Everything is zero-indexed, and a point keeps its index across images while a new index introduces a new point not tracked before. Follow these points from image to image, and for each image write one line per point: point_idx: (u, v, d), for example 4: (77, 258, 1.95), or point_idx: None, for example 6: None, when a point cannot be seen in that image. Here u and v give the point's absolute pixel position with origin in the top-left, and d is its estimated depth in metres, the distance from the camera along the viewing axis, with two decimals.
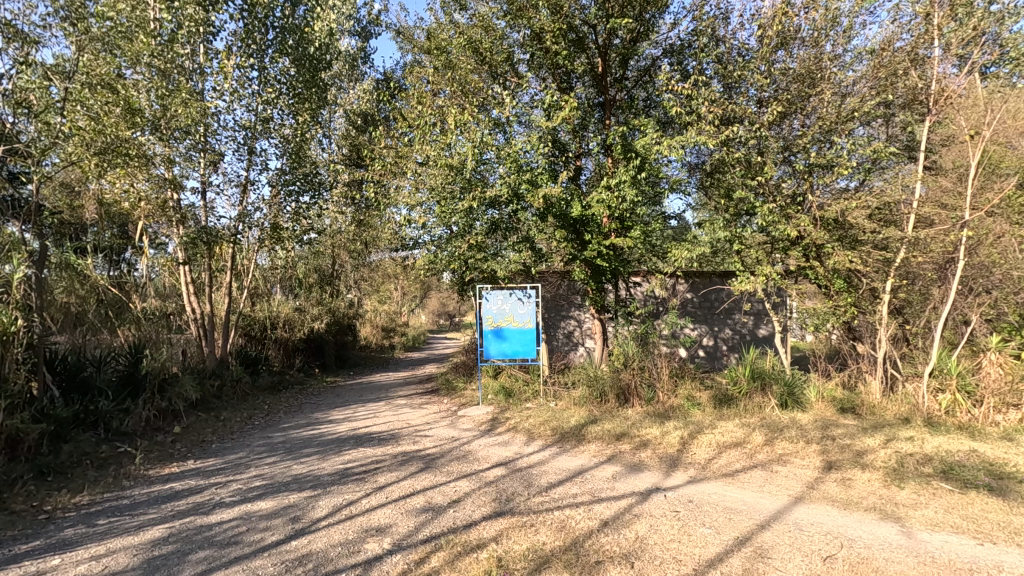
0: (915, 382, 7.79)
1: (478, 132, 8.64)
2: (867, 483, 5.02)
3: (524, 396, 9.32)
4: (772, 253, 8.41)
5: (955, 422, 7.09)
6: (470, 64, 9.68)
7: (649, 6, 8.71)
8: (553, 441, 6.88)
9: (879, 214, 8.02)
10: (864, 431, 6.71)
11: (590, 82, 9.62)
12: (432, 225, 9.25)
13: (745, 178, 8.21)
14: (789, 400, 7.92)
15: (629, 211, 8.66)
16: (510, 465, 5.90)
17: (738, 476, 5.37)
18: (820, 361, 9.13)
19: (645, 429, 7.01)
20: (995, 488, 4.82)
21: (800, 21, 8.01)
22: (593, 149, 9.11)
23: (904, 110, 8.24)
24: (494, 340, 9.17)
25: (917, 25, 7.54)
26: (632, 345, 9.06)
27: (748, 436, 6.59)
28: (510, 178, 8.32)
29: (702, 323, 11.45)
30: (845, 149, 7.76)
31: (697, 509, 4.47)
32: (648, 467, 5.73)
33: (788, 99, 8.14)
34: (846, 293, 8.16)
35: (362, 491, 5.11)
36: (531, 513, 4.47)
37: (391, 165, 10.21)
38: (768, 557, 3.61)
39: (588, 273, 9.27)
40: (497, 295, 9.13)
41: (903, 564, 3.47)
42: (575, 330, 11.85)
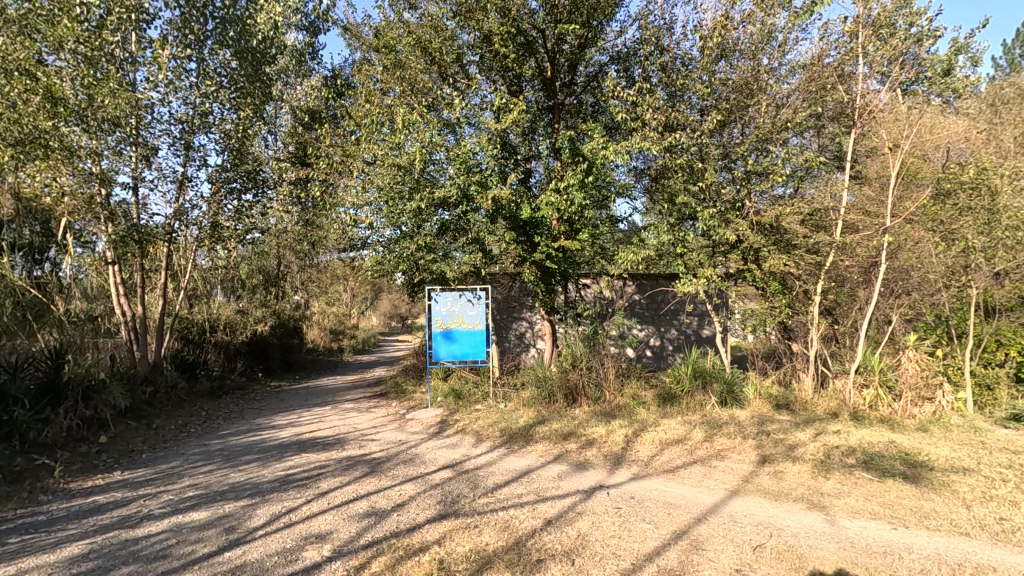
0: (844, 379, 8.25)
1: (427, 132, 8.59)
2: (797, 475, 5.29)
3: (473, 398, 9.29)
4: (713, 257, 8.72)
5: (877, 415, 7.57)
6: (420, 63, 9.57)
7: (596, 13, 8.88)
8: (501, 442, 6.89)
9: (811, 220, 8.43)
10: (796, 426, 7.07)
11: (539, 86, 9.70)
12: (380, 226, 9.11)
13: (688, 185, 8.49)
14: (728, 398, 8.24)
15: (578, 215, 8.82)
16: (457, 467, 5.87)
17: (679, 471, 5.54)
18: (758, 360, 9.54)
19: (591, 429, 7.13)
20: (909, 476, 5.18)
21: (738, 34, 8.36)
22: (543, 153, 9.19)
23: (833, 123, 8.74)
24: (443, 342, 9.10)
25: (844, 43, 8.03)
26: (580, 346, 9.21)
27: (689, 432, 6.81)
28: (459, 179, 8.32)
29: (649, 324, 11.76)
30: (780, 157, 8.11)
31: (638, 506, 4.58)
32: (593, 465, 5.83)
33: (728, 108, 8.47)
34: (781, 295, 8.57)
35: (302, 498, 4.95)
36: (476, 514, 4.47)
37: (338, 164, 9.98)
38: (704, 549, 3.74)
39: (538, 274, 9.36)
40: (447, 296, 9.09)
41: (825, 550, 3.68)
42: (526, 331, 11.91)
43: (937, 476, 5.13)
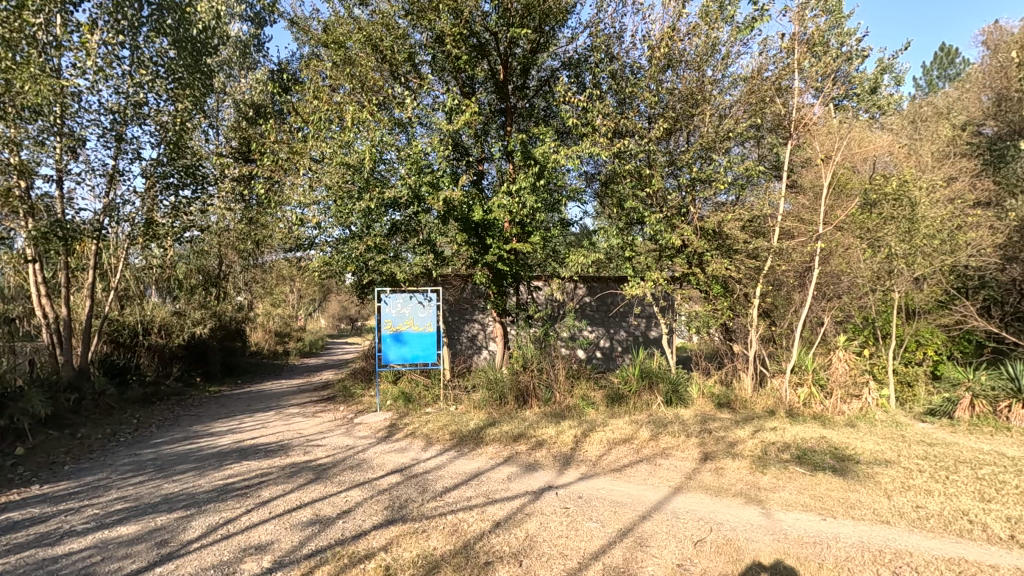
0: (780, 378, 8.67)
1: (378, 130, 8.45)
2: (736, 471, 5.51)
3: (423, 401, 9.19)
4: (661, 260, 8.97)
5: (811, 412, 7.99)
6: (371, 61, 9.39)
7: (548, 18, 8.97)
8: (451, 445, 6.85)
9: (751, 226, 8.79)
10: (736, 424, 7.37)
11: (492, 88, 9.71)
12: (328, 226, 8.90)
13: (636, 190, 8.72)
14: (673, 397, 8.50)
15: (530, 217, 8.89)
16: (406, 471, 5.79)
17: (625, 470, 5.66)
18: (701, 360, 9.89)
19: (541, 430, 7.19)
20: (837, 469, 5.50)
21: (684, 45, 8.62)
22: (495, 155, 9.21)
23: (771, 134, 9.15)
24: (393, 344, 8.96)
25: (781, 58, 8.44)
26: (530, 348, 9.27)
27: (636, 432, 6.98)
28: (410, 180, 8.21)
29: (599, 326, 11.99)
30: (722, 165, 8.43)
31: (585, 505, 4.65)
32: (542, 466, 5.88)
33: (674, 116, 8.74)
34: (723, 298, 8.91)
35: (242, 508, 4.76)
36: (424, 518, 4.42)
37: (284, 162, 9.66)
38: (647, 546, 3.84)
39: (490, 276, 9.38)
40: (397, 298, 8.95)
41: (761, 542, 3.85)
42: (478, 333, 11.89)
43: (863, 469, 5.47)
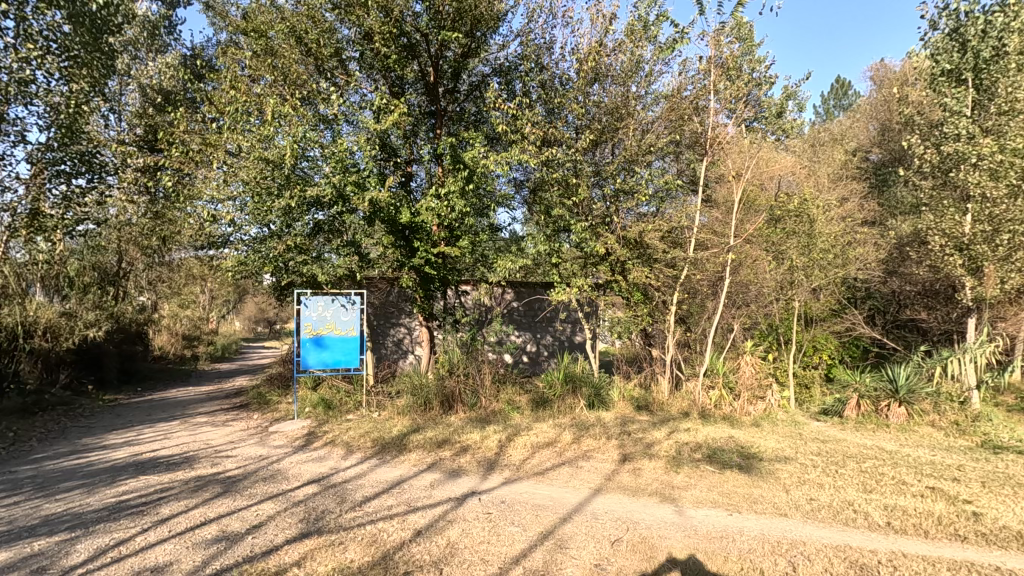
0: (694, 381, 9.16)
1: (301, 126, 8.11)
2: (652, 471, 5.75)
3: (344, 408, 8.88)
4: (586, 267, 9.21)
5: (721, 413, 8.50)
6: (294, 52, 9.01)
7: (480, 24, 8.98)
8: (373, 452, 6.66)
9: (669, 237, 9.20)
10: (654, 425, 7.69)
11: (422, 90, 9.61)
12: (245, 223, 8.46)
13: (563, 199, 8.91)
14: (596, 400, 8.74)
15: (458, 221, 8.85)
16: (324, 481, 5.57)
17: (548, 473, 5.75)
18: (623, 364, 10.24)
19: (466, 435, 7.16)
20: (743, 466, 5.88)
21: (611, 60, 8.91)
22: (424, 157, 9.10)
23: (689, 150, 9.66)
24: (312, 349, 8.59)
25: (699, 80, 8.94)
26: (456, 353, 9.20)
27: (559, 435, 7.12)
28: (334, 178, 7.93)
29: (526, 331, 12.12)
30: (644, 178, 8.79)
31: (508, 509, 4.68)
32: (466, 471, 5.85)
33: (600, 128, 9.02)
34: (643, 305, 9.29)
35: (137, 527, 4.37)
36: (342, 530, 4.26)
37: (195, 154, 8.99)
38: (567, 547, 3.91)
39: (416, 279, 9.28)
40: (318, 301, 8.61)
41: (673, 539, 4.03)
42: (404, 338, 11.67)
43: (765, 465, 5.88)
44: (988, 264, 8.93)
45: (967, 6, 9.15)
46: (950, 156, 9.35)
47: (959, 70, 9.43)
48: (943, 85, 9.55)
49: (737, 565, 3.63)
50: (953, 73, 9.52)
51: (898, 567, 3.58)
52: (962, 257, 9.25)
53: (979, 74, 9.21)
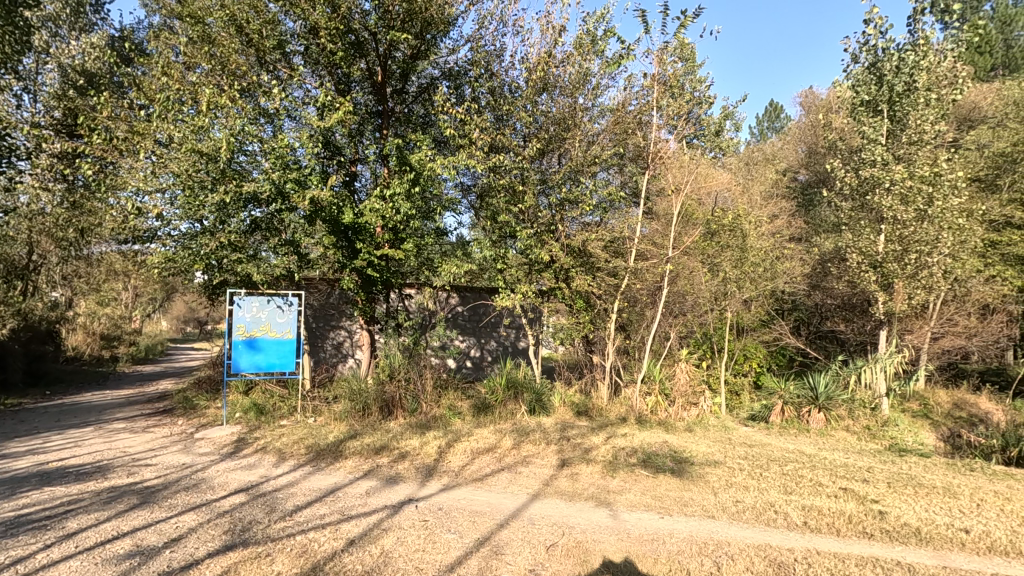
0: (632, 387, 9.42)
1: (239, 118, 7.88)
2: (590, 475, 5.86)
3: (278, 413, 8.54)
4: (530, 274, 9.29)
5: (657, 419, 8.79)
6: (234, 42, 8.62)
7: (431, 26, 8.92)
8: (306, 460, 6.43)
9: (612, 246, 9.42)
10: (592, 430, 7.84)
11: (369, 89, 9.44)
12: (174, 218, 8.01)
13: (509, 206, 8.94)
14: (536, 406, 8.84)
15: (403, 224, 8.74)
16: (253, 490, 5.32)
17: (487, 479, 5.75)
18: (564, 371, 10.38)
19: (405, 441, 7.04)
20: (676, 470, 6.09)
21: (559, 72, 9.03)
22: (370, 157, 8.96)
23: (632, 163, 9.93)
24: (244, 352, 8.22)
25: (643, 95, 9.23)
26: (398, 357, 9.04)
27: (500, 441, 7.14)
28: (274, 175, 7.72)
29: (470, 335, 12.09)
30: (588, 189, 9.01)
31: (445, 516, 4.63)
32: (404, 478, 5.74)
33: (547, 137, 9.13)
34: (585, 312, 9.49)
35: (39, 544, 4.02)
36: (270, 541, 4.08)
37: (120, 142, 8.38)
38: (503, 553, 3.93)
39: (358, 281, 9.09)
40: (252, 301, 8.25)
41: (607, 542, 4.12)
42: (344, 341, 11.36)
43: (696, 469, 6.12)
44: (897, 281, 9.73)
45: (884, 42, 9.90)
46: (867, 180, 10.09)
47: (876, 101, 10.16)
48: (862, 114, 10.28)
49: (666, 567, 3.76)
50: (871, 104, 10.23)
51: (812, 563, 3.81)
52: (876, 274, 10.01)
53: (893, 106, 9.95)
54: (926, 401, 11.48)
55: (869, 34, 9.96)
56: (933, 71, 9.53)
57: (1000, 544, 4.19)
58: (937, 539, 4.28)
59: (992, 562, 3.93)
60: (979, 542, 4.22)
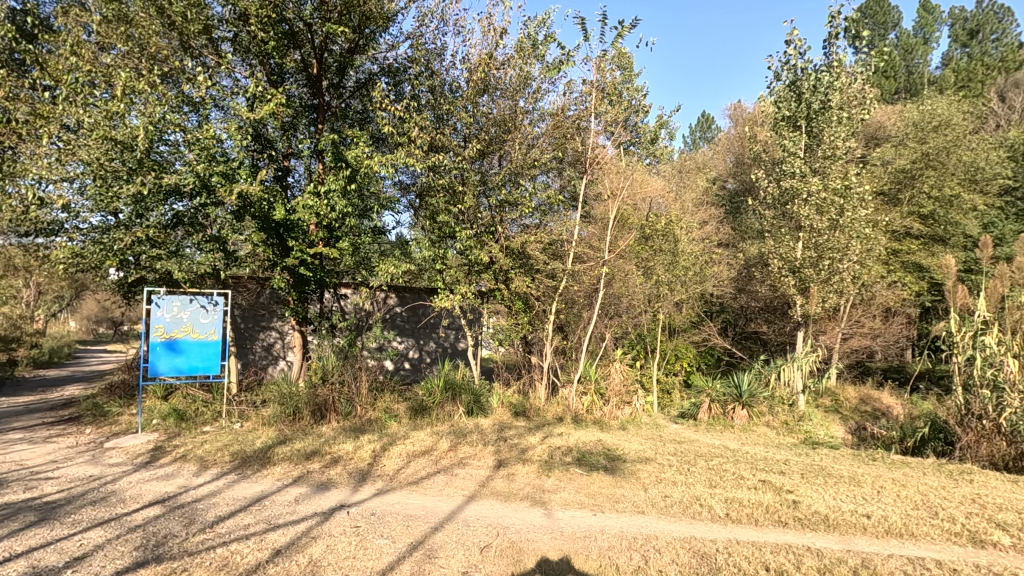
0: (569, 387, 9.60)
1: (159, 106, 7.38)
2: (525, 475, 5.91)
3: (201, 419, 8.06)
4: (470, 275, 9.27)
5: (592, 418, 9.00)
6: (154, 24, 8.08)
7: (369, 21, 8.72)
8: (230, 468, 6.11)
9: (550, 249, 9.53)
10: (529, 431, 7.92)
11: (304, 82, 9.13)
12: (84, 210, 7.42)
13: (449, 206, 8.86)
14: (474, 407, 8.84)
15: (339, 222, 8.51)
16: (170, 502, 4.99)
17: (422, 482, 5.68)
18: (502, 372, 10.42)
19: (338, 446, 6.83)
20: (608, 468, 6.26)
21: (500, 74, 9.00)
22: (304, 153, 8.66)
23: (571, 167, 10.00)
24: (164, 354, 7.71)
25: (582, 101, 9.40)
26: (331, 359, 8.75)
27: (436, 443, 7.07)
28: (199, 167, 7.28)
29: (409, 337, 11.93)
30: (528, 192, 9.10)
31: (378, 522, 4.53)
32: (336, 484, 5.57)
33: (488, 139, 9.08)
34: (524, 313, 9.58)
35: None
36: (186, 556, 3.84)
37: (21, 125, 7.64)
38: (436, 557, 3.89)
39: (289, 281, 8.76)
40: (172, 301, 7.76)
41: (540, 541, 4.17)
42: (275, 343, 10.90)
43: (628, 466, 6.31)
44: (813, 285, 10.45)
45: (803, 63, 10.59)
46: (787, 191, 10.77)
47: (795, 117, 10.78)
48: (783, 129, 10.92)
49: (597, 563, 3.85)
50: (791, 120, 10.86)
51: (732, 553, 4.01)
52: (794, 279, 10.72)
53: (810, 122, 10.59)
54: (836, 397, 12.38)
55: (790, 54, 10.64)
56: (845, 92, 10.28)
57: (896, 527, 4.58)
58: (843, 525, 4.62)
59: (889, 544, 4.28)
60: (879, 526, 4.59)
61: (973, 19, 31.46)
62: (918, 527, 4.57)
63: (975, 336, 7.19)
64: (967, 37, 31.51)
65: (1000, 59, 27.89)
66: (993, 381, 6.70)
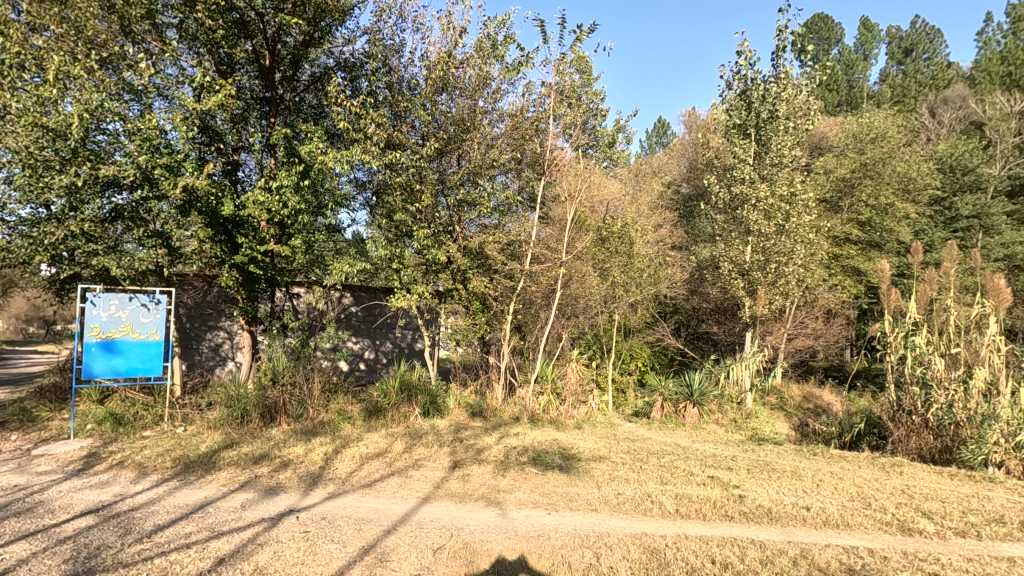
0: (526, 387, 9.64)
1: (96, 93, 6.99)
2: (480, 476, 5.90)
3: (140, 424, 7.67)
4: (426, 274, 9.19)
5: (548, 417, 9.07)
6: (92, 6, 7.62)
7: (325, 14, 8.50)
8: (172, 474, 5.84)
9: (508, 249, 9.55)
10: (486, 431, 7.91)
11: (255, 74, 8.85)
12: (11, 201, 6.94)
13: (405, 205, 8.73)
14: (430, 408, 8.76)
15: (291, 218, 8.27)
16: (104, 511, 4.72)
17: (375, 485, 5.58)
18: (459, 372, 10.37)
19: (288, 449, 6.64)
20: (563, 467, 6.32)
21: (459, 73, 8.91)
22: (255, 146, 8.38)
23: (529, 168, 10.01)
24: (100, 356, 7.30)
25: (540, 103, 9.41)
26: (282, 360, 8.49)
27: (390, 445, 6.96)
28: (140, 158, 6.95)
29: (365, 337, 11.71)
30: (486, 192, 9.10)
31: (328, 526, 4.43)
32: (285, 489, 5.41)
33: (446, 138, 8.95)
34: (481, 313, 9.55)
35: None
36: (121, 568, 3.66)
37: None
38: (387, 560, 3.83)
39: (238, 279, 8.45)
40: (110, 299, 7.34)
41: (494, 542, 4.17)
42: (223, 343, 10.49)
43: (583, 465, 6.39)
44: (761, 287, 10.88)
45: (753, 73, 11.00)
46: (737, 197, 11.14)
47: (745, 125, 11.15)
48: (734, 136, 11.28)
49: (550, 561, 3.88)
50: (742, 127, 11.25)
51: (680, 547, 4.12)
52: (743, 281, 11.12)
53: (759, 131, 10.97)
54: (781, 395, 12.89)
55: (741, 64, 11.03)
56: (792, 103, 10.71)
57: (833, 518, 4.81)
58: (784, 518, 4.82)
59: (826, 534, 4.49)
60: (817, 517, 4.81)
61: (907, 39, 33.50)
62: (853, 518, 4.81)
63: (906, 336, 7.60)
64: (902, 55, 33.48)
65: (930, 77, 29.78)
66: (922, 378, 7.12)
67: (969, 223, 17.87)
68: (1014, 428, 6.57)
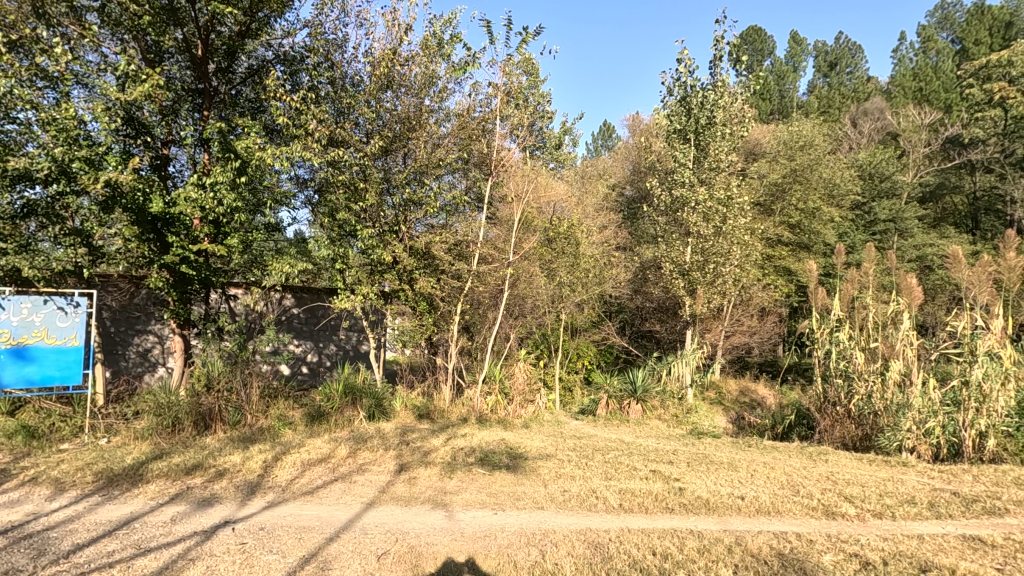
0: (474, 388, 9.62)
1: (6, 78, 6.52)
2: (427, 479, 5.83)
3: (58, 436, 7.11)
4: (371, 275, 9.03)
5: (496, 417, 9.08)
6: None
7: (263, 5, 8.19)
8: (94, 488, 5.45)
9: (455, 249, 9.51)
10: (433, 433, 7.83)
11: (187, 65, 8.43)
12: None
13: (349, 203, 8.47)
14: (376, 411, 8.60)
15: (227, 216, 7.89)
16: (14, 533, 4.35)
17: (317, 492, 5.41)
18: (406, 373, 10.23)
19: (223, 458, 6.33)
20: (510, 466, 6.34)
21: (404, 70, 8.77)
22: (187, 140, 7.91)
23: (477, 168, 9.97)
24: (11, 363, 6.77)
25: (487, 103, 9.44)
26: (217, 364, 8.10)
27: (334, 450, 6.77)
28: (56, 151, 6.51)
29: (307, 340, 11.36)
30: (433, 192, 9.04)
31: (267, 536, 4.27)
32: (221, 500, 5.16)
33: (391, 136, 8.81)
34: (428, 314, 9.47)
35: None
36: None
37: None
38: (329, 569, 3.73)
39: (169, 280, 7.98)
40: (22, 301, 6.80)
41: (440, 544, 4.14)
42: (153, 348, 9.91)
43: (530, 464, 6.44)
44: (700, 287, 11.34)
45: (692, 80, 11.42)
46: (678, 200, 11.50)
47: (685, 131, 11.54)
48: (674, 141, 11.63)
49: (496, 561, 3.89)
50: (681, 132, 11.62)
51: (623, 541, 4.23)
52: (683, 281, 11.53)
53: (699, 136, 11.34)
54: (720, 389, 13.32)
55: (681, 71, 11.44)
56: (728, 110, 11.19)
57: (765, 505, 5.06)
58: (721, 507, 5.03)
59: (758, 521, 4.72)
60: (751, 506, 5.05)
61: (833, 53, 35.71)
62: (783, 504, 5.08)
63: (832, 332, 8.07)
64: (827, 68, 35.69)
65: (853, 90, 31.90)
66: (845, 371, 7.59)
67: (886, 226, 19.21)
68: (924, 416, 6.96)
